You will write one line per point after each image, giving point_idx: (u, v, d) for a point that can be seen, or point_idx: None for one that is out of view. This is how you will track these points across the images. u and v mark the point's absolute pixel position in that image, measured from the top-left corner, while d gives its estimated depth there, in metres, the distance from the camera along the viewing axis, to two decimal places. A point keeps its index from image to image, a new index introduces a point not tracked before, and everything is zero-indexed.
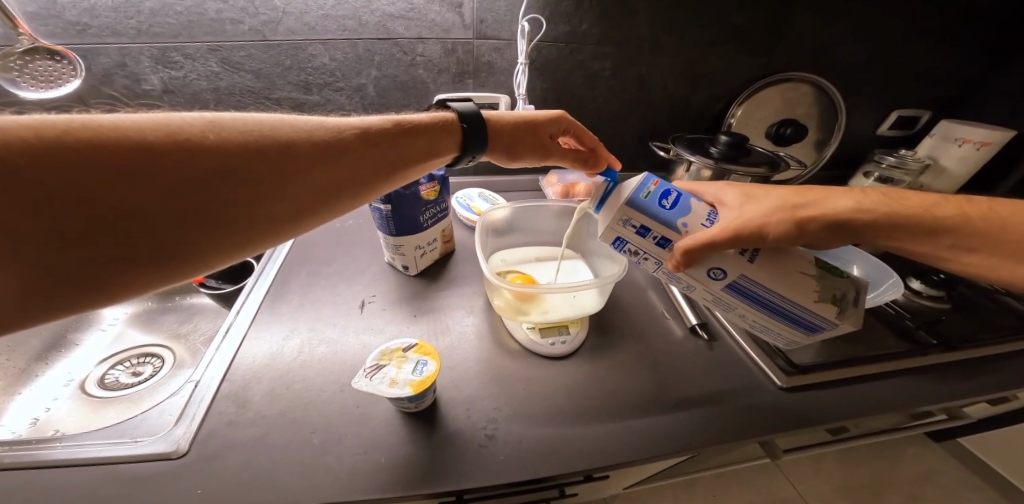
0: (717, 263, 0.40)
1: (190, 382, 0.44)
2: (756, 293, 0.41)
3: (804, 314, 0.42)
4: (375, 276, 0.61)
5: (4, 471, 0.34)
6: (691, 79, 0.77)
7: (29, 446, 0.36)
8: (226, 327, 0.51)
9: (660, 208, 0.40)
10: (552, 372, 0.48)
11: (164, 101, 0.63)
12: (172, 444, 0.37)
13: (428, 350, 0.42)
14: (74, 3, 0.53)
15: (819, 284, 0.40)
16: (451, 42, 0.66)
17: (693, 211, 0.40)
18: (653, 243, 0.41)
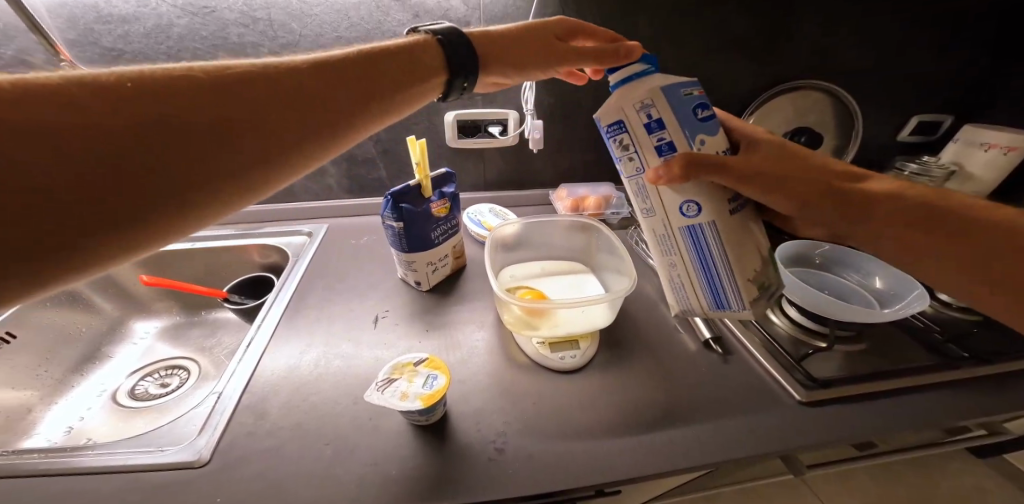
0: (699, 194, 0.36)
1: (213, 394, 0.46)
2: (704, 246, 0.38)
3: (728, 291, 0.39)
4: (389, 291, 0.62)
5: (41, 477, 0.36)
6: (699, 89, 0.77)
7: (65, 453, 0.38)
8: (247, 342, 0.53)
9: (686, 114, 0.35)
10: (562, 387, 0.48)
11: None
12: (195, 453, 0.39)
13: (438, 364, 0.43)
14: (110, 30, 0.57)
15: (758, 268, 0.39)
16: None
17: (714, 137, 0.36)
18: (653, 144, 0.35)
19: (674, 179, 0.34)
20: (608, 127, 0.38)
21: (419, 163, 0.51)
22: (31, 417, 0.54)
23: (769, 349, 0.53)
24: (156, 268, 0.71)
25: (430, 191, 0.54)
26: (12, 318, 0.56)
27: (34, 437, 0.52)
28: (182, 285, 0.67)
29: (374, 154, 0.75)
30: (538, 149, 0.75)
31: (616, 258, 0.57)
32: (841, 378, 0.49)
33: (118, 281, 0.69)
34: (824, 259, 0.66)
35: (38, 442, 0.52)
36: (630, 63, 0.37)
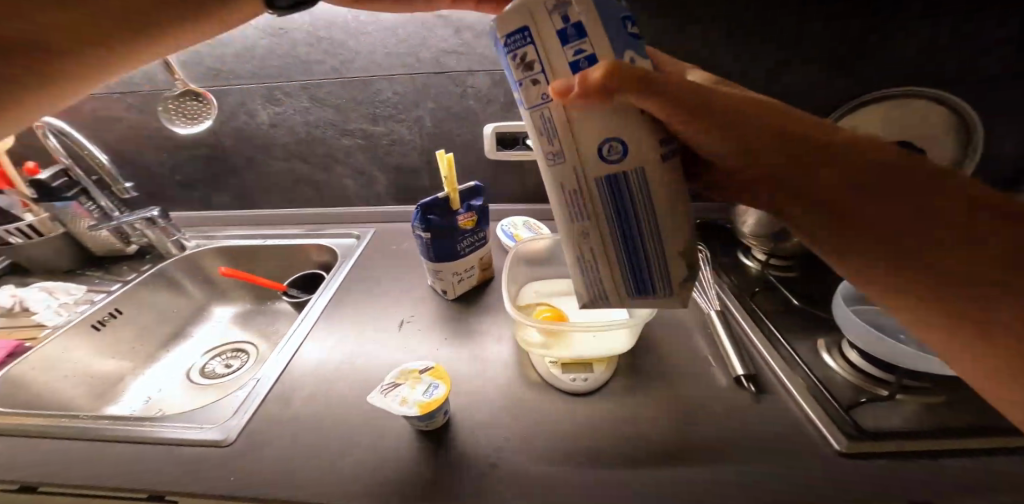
0: (619, 126, 0.26)
1: (252, 379, 0.51)
2: (626, 201, 0.28)
3: (651, 265, 0.30)
4: (418, 298, 0.65)
5: (110, 440, 0.43)
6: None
7: (131, 422, 0.45)
8: (289, 336, 0.58)
9: (620, 26, 0.25)
10: (568, 409, 0.46)
11: (269, 132, 0.76)
12: (223, 434, 0.43)
13: (442, 373, 0.43)
14: (212, 52, 0.67)
15: (693, 240, 0.30)
16: (499, 73, 0.68)
17: (645, 57, 0.27)
18: (572, 54, 0.25)
19: (590, 96, 0.24)
20: (507, 39, 0.26)
21: (448, 177, 0.53)
22: (121, 383, 0.65)
23: (813, 393, 0.45)
24: (235, 260, 0.82)
25: (458, 204, 0.56)
26: (122, 298, 0.68)
27: (120, 405, 0.62)
28: (249, 277, 0.76)
29: (418, 164, 0.79)
30: None
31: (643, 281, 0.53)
32: (904, 432, 0.40)
33: (206, 269, 0.81)
34: None
35: (122, 410, 0.62)
36: None
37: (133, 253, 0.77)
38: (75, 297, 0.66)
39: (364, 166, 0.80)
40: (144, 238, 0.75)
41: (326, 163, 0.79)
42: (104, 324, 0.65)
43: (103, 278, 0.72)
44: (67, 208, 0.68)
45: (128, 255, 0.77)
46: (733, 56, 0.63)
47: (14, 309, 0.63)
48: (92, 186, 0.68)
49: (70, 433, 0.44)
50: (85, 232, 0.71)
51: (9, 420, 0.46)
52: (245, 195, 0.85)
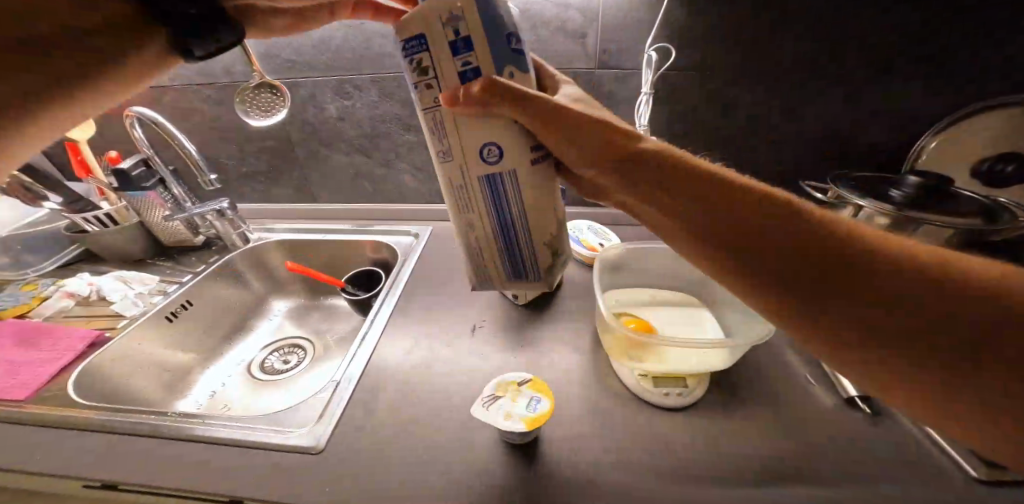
0: (501, 135, 0.30)
1: (332, 382, 0.50)
2: (501, 199, 0.33)
3: (524, 253, 0.36)
4: (486, 301, 0.63)
5: (202, 440, 0.43)
6: (839, 114, 0.64)
7: (221, 421, 0.45)
8: (362, 336, 0.57)
9: (502, 45, 0.28)
10: (663, 427, 0.43)
11: (335, 126, 0.76)
12: (313, 440, 0.43)
13: (541, 386, 0.41)
14: (288, 44, 0.67)
15: (555, 233, 0.36)
16: (574, 72, 0.66)
17: (527, 74, 0.31)
18: (456, 67, 0.28)
19: (470, 106, 0.28)
20: (406, 43, 0.28)
21: None
22: (190, 377, 0.66)
23: None
24: (295, 253, 0.82)
25: None
26: (192, 291, 0.69)
27: (187, 399, 0.63)
28: (310, 272, 0.75)
29: None
30: None
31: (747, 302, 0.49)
32: None
33: (267, 261, 0.81)
34: None
35: (191, 405, 0.62)
36: None
37: (200, 244, 0.78)
38: (149, 288, 0.68)
39: (425, 163, 0.79)
40: (212, 230, 0.76)
41: (389, 159, 0.79)
42: (176, 316, 0.66)
43: (173, 269, 0.73)
44: (143, 198, 0.69)
45: (195, 246, 0.78)
46: (828, 56, 0.59)
47: (92, 298, 0.65)
48: (168, 177, 0.69)
49: (159, 431, 0.44)
50: (159, 223, 0.73)
51: (93, 415, 0.46)
52: (306, 189, 0.85)
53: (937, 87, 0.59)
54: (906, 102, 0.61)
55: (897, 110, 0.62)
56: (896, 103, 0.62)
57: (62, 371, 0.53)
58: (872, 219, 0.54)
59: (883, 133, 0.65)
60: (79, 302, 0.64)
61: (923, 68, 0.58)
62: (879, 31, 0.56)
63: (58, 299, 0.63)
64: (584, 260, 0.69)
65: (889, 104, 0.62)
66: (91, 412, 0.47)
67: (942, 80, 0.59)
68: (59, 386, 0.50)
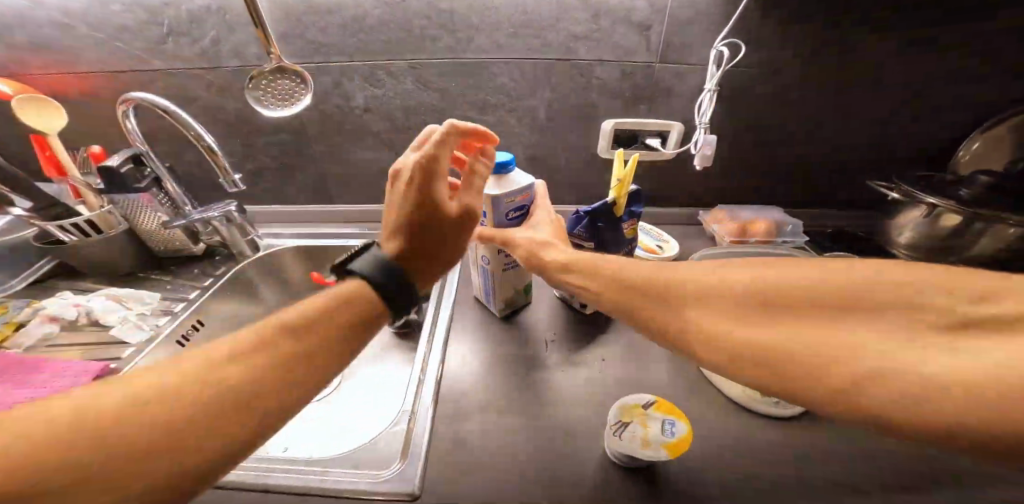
0: (489, 254, 0.50)
1: (406, 409, 0.44)
2: (488, 281, 0.54)
3: (491, 300, 0.56)
4: (550, 310, 0.59)
5: (273, 494, 0.37)
6: (891, 113, 0.64)
7: (289, 466, 0.38)
8: (423, 356, 0.51)
9: (504, 213, 0.46)
10: (782, 441, 0.41)
11: (362, 118, 0.68)
12: (408, 482, 0.37)
13: (669, 408, 0.41)
14: (313, 23, 0.58)
15: (514, 299, 0.56)
16: (632, 64, 0.62)
17: (518, 224, 0.48)
18: (478, 217, 0.47)
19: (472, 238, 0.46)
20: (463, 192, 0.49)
21: (620, 179, 0.46)
22: None
23: None
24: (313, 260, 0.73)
25: (621, 211, 0.49)
26: (201, 309, 0.60)
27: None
28: (336, 282, 0.67)
29: (521, 158, 0.73)
30: (700, 167, 0.68)
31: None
32: None
33: (282, 269, 0.72)
34: None
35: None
36: (501, 166, 0.44)
37: (200, 253, 0.68)
38: (150, 307, 0.58)
39: None
40: (216, 236, 0.66)
41: None
42: (188, 339, 0.57)
43: (173, 283, 0.63)
44: (134, 200, 0.58)
45: (195, 255, 0.68)
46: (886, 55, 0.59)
47: (80, 321, 0.54)
48: (166, 176, 0.58)
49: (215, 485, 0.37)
50: (153, 230, 0.62)
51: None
52: (321, 188, 0.76)
53: (984, 88, 0.61)
54: (954, 102, 0.62)
55: (945, 109, 0.64)
56: (945, 103, 0.63)
57: None
58: (941, 218, 0.54)
59: (929, 132, 0.66)
60: (65, 327, 0.54)
61: (975, 69, 0.59)
62: (942, 31, 0.57)
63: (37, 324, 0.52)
64: None
65: (940, 103, 0.63)
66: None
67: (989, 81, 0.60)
68: None
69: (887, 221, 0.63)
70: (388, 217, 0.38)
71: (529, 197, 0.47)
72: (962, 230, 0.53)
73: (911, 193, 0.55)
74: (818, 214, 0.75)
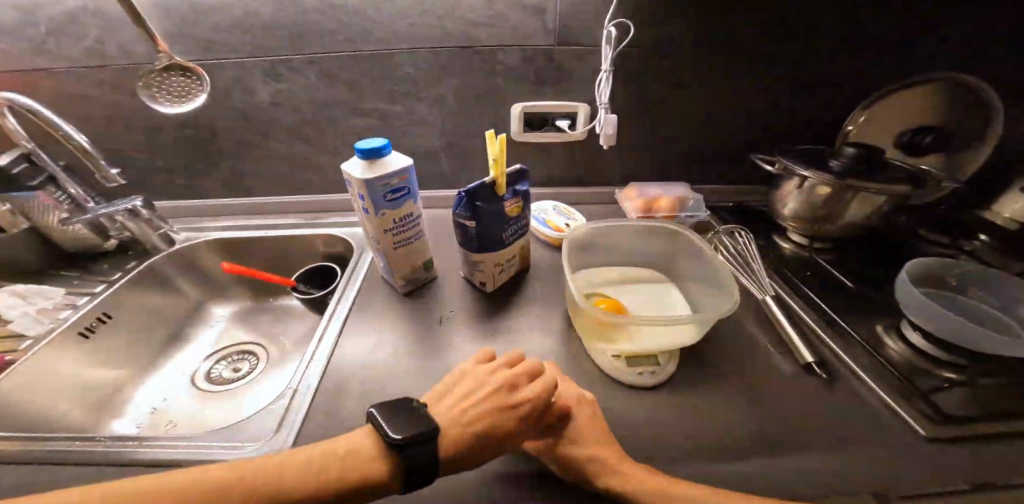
0: (375, 234, 0.51)
1: (291, 386, 0.46)
2: (383, 259, 0.55)
3: (390, 277, 0.58)
4: (454, 290, 0.61)
5: (142, 468, 0.38)
6: (783, 90, 0.67)
7: (158, 444, 0.40)
8: (318, 336, 0.52)
9: (382, 196, 0.47)
10: (637, 404, 0.44)
11: (271, 112, 0.68)
12: (274, 452, 0.39)
13: None
14: (204, 18, 0.58)
15: (411, 274, 0.58)
16: (532, 49, 0.63)
17: (400, 206, 0.49)
18: (360, 202, 0.48)
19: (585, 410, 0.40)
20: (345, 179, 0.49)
21: (495, 159, 0.47)
22: (122, 396, 0.57)
23: (884, 377, 0.45)
24: (234, 253, 0.74)
25: (504, 189, 0.50)
26: (108, 302, 0.60)
27: (123, 420, 0.55)
28: (255, 273, 0.68)
29: (437, 145, 0.74)
30: (607, 146, 0.70)
31: (722, 290, 0.47)
32: (977, 417, 0.40)
33: (203, 263, 0.73)
34: (959, 282, 0.51)
35: (127, 426, 0.55)
36: (379, 154, 0.46)
37: (113, 248, 0.68)
38: (53, 302, 0.58)
39: None
40: (125, 232, 0.66)
41: (336, 145, 0.72)
42: (94, 330, 0.58)
43: (83, 279, 0.64)
44: (31, 198, 0.58)
45: (107, 251, 0.68)
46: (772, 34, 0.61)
47: None
48: (60, 173, 0.58)
49: (91, 459, 0.38)
50: (56, 226, 0.61)
51: (13, 447, 0.40)
52: (242, 181, 0.76)
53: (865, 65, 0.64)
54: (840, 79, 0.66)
55: (834, 86, 0.67)
56: (832, 80, 0.66)
57: None
58: (815, 189, 0.57)
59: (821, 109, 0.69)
60: None
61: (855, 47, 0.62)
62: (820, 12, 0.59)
63: None
64: (550, 241, 0.67)
65: (828, 79, 0.66)
66: (12, 442, 0.41)
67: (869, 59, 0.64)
68: None
69: (774, 195, 0.65)
70: (452, 409, 0.36)
71: (409, 178, 0.49)
72: (833, 200, 0.57)
73: (790, 166, 0.58)
74: (728, 191, 0.78)
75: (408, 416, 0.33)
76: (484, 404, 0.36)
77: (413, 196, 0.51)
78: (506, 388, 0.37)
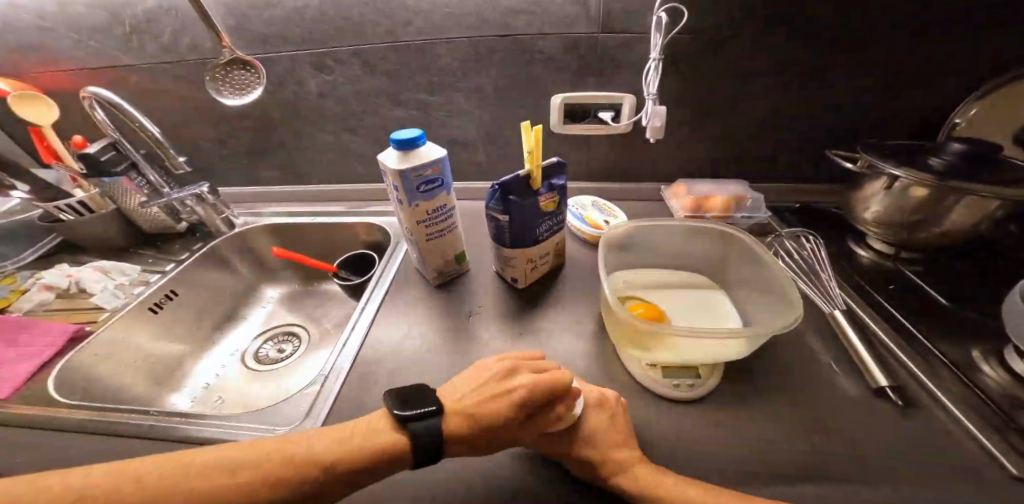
0: (408, 226, 0.51)
1: (322, 373, 0.47)
2: (416, 250, 0.55)
3: (423, 268, 0.58)
4: (485, 285, 0.59)
5: (186, 444, 0.41)
6: (867, 74, 0.58)
7: (199, 422, 0.43)
8: (352, 324, 0.54)
9: (416, 188, 0.47)
10: (672, 419, 0.40)
11: (318, 103, 0.71)
12: None
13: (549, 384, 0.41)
14: (259, 15, 0.61)
15: (443, 266, 0.57)
16: (574, 37, 0.60)
17: (433, 198, 0.49)
18: (394, 193, 0.48)
19: (609, 410, 0.38)
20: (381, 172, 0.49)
21: (531, 151, 0.45)
22: (182, 369, 0.63)
23: (976, 409, 0.38)
24: (283, 238, 0.78)
25: (539, 183, 0.48)
26: (175, 280, 0.66)
27: (180, 393, 0.60)
28: (301, 257, 0.71)
29: (475, 137, 0.73)
30: (654, 139, 0.65)
31: (781, 303, 0.42)
32: None
33: (256, 246, 0.78)
34: None
35: (183, 399, 0.60)
36: (415, 146, 0.46)
37: (183, 231, 0.75)
38: (130, 278, 0.65)
39: None
40: (194, 215, 0.72)
41: (377, 136, 0.74)
42: (161, 306, 0.64)
43: (156, 257, 0.71)
44: (116, 184, 0.64)
45: (178, 232, 0.75)
46: (856, 10, 0.53)
47: (72, 290, 0.62)
48: (141, 160, 0.64)
49: (141, 434, 0.42)
50: (136, 209, 0.68)
51: (88, 418, 0.44)
52: (293, 170, 0.81)
53: (979, 42, 0.54)
54: (942, 60, 0.56)
55: (935, 68, 0.56)
56: (931, 62, 0.56)
57: (38, 372, 0.50)
58: (909, 190, 0.49)
59: (913, 97, 0.59)
60: (58, 295, 0.61)
61: (961, 23, 0.53)
62: None
63: (35, 292, 0.60)
64: (587, 237, 0.64)
65: (923, 61, 0.56)
66: (88, 414, 0.45)
67: (983, 34, 0.53)
68: (34, 390, 0.48)
69: (854, 195, 0.57)
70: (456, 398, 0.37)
71: (443, 169, 0.48)
72: (929, 203, 0.48)
73: (876, 163, 0.50)
74: (793, 189, 0.70)
75: (410, 400, 0.35)
76: (478, 392, 0.36)
77: (447, 187, 0.50)
78: (503, 376, 0.37)
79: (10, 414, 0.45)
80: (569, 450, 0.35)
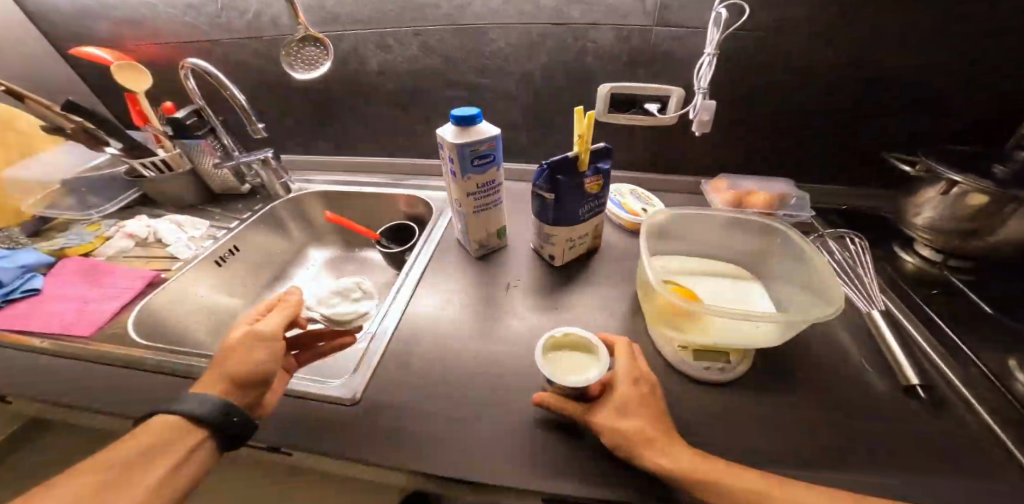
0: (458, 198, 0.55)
1: (368, 332, 0.51)
2: (462, 223, 0.59)
3: (467, 240, 0.61)
4: (522, 261, 0.62)
5: None
6: (928, 77, 0.57)
7: None
8: (395, 291, 0.57)
9: (471, 162, 0.50)
10: (697, 397, 0.42)
11: (375, 80, 0.75)
12: (347, 391, 0.43)
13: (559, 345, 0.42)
14: None
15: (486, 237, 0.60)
16: (628, 28, 0.61)
17: (484, 174, 0.52)
18: (448, 165, 0.52)
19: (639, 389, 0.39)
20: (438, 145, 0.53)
21: (581, 134, 0.47)
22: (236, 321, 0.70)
23: (1010, 417, 0.38)
24: (332, 206, 0.84)
25: (586, 166, 0.50)
26: (238, 237, 0.73)
27: None
28: (350, 223, 0.76)
29: (519, 120, 0.76)
30: (699, 132, 0.65)
31: (822, 300, 0.42)
32: None
33: (309, 211, 0.84)
34: None
35: None
36: (472, 123, 0.49)
37: (246, 193, 0.81)
38: (199, 232, 0.71)
39: None
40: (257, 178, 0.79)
41: (427, 114, 0.78)
42: (224, 260, 0.70)
43: (222, 215, 0.77)
44: (196, 146, 0.71)
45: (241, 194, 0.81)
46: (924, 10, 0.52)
47: (149, 239, 0.69)
48: (218, 126, 0.70)
49: None
50: (207, 169, 0.75)
51: (159, 359, 0.49)
52: (344, 142, 0.86)
53: None
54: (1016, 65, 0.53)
55: (1006, 73, 0.54)
56: (1003, 67, 0.54)
57: (120, 311, 0.56)
58: (966, 197, 0.48)
59: (979, 102, 0.57)
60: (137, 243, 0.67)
61: None
62: None
63: (118, 239, 0.67)
64: (623, 224, 0.66)
65: (994, 65, 0.54)
66: (159, 356, 0.49)
67: None
68: (118, 327, 0.54)
69: (907, 200, 0.56)
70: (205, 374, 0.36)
71: (496, 146, 0.51)
72: (985, 212, 0.47)
73: (935, 168, 0.49)
74: (837, 192, 0.70)
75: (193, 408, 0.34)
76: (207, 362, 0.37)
77: (497, 163, 0.53)
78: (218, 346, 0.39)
79: (96, 350, 0.50)
80: (605, 426, 0.36)
